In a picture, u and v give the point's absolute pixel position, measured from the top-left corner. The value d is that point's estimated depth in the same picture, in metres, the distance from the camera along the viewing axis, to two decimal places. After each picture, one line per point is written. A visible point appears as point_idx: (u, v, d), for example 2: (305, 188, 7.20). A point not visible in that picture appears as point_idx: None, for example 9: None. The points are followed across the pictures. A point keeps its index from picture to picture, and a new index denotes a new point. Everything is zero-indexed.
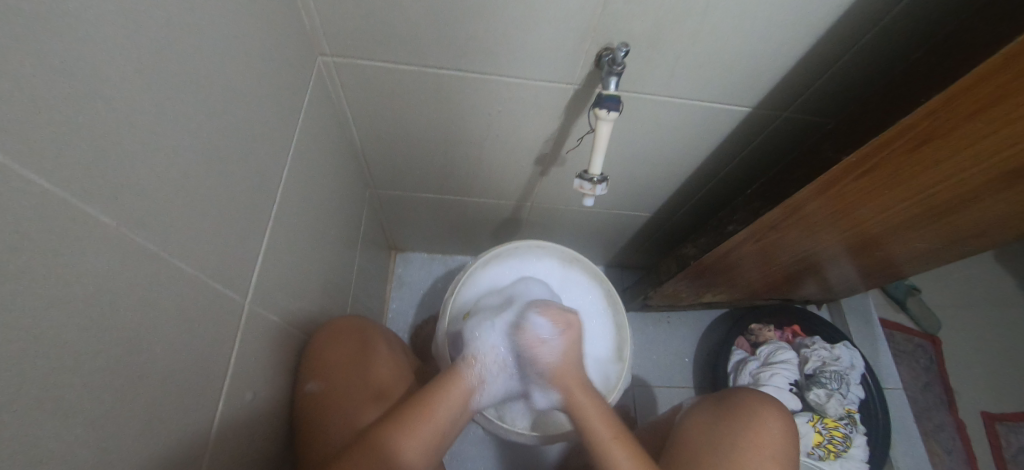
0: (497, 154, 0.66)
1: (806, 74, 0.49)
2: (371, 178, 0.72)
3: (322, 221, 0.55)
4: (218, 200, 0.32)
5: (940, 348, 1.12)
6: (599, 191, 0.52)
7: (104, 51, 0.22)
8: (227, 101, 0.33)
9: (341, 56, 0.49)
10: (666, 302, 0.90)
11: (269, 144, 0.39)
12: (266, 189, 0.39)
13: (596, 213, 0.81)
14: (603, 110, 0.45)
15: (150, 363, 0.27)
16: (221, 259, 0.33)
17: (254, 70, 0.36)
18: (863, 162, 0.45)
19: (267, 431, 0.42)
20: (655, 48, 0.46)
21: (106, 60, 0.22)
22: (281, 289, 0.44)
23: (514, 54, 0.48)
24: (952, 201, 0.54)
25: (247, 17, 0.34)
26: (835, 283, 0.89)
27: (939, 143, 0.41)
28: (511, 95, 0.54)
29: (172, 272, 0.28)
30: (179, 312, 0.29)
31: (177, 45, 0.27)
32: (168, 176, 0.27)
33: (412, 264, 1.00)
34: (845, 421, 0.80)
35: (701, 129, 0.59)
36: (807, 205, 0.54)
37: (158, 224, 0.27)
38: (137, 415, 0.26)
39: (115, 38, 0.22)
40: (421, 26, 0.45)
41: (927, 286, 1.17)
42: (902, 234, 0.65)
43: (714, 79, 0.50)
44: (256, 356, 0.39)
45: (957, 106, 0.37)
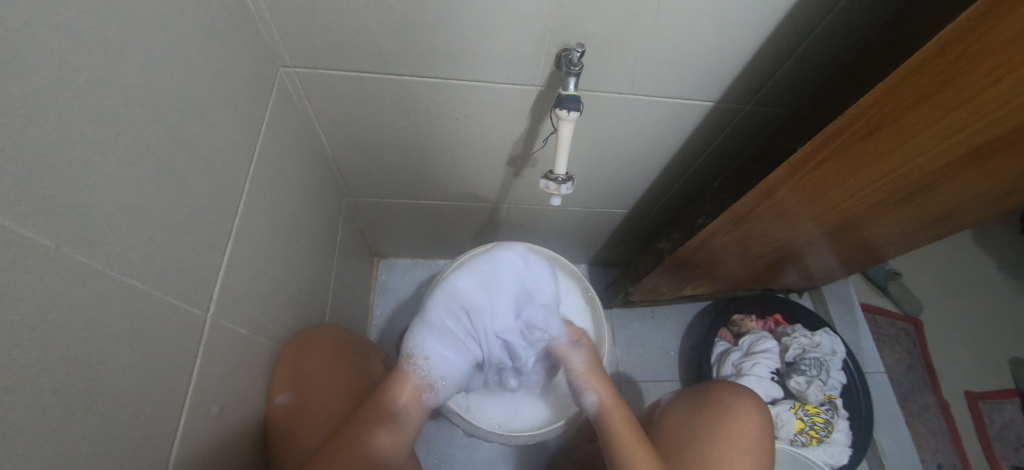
0: (469, 158, 0.67)
1: (762, 67, 0.50)
2: (346, 187, 0.72)
3: (294, 232, 0.55)
4: (173, 215, 0.32)
5: (922, 330, 1.14)
6: (565, 190, 0.52)
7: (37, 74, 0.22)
8: (179, 117, 0.33)
9: (303, 66, 0.49)
10: (648, 297, 0.90)
11: (229, 157, 0.40)
12: (228, 202, 0.40)
13: (574, 212, 0.82)
14: (564, 110, 0.46)
15: (104, 381, 0.27)
16: (179, 273, 0.33)
17: (208, 85, 0.36)
18: (821, 152, 0.46)
19: (239, 444, 0.42)
20: (613, 48, 0.47)
21: (40, 83, 0.22)
22: (250, 301, 0.44)
23: (474, 59, 0.49)
24: (913, 187, 0.55)
25: (197, 33, 0.34)
26: (813, 270, 0.90)
27: (890, 129, 0.43)
28: (476, 99, 0.55)
29: (124, 290, 0.28)
30: (135, 328, 0.29)
31: (117, 63, 0.27)
32: (114, 194, 0.27)
33: (395, 270, 1.00)
34: (826, 406, 0.81)
35: (666, 126, 0.60)
36: (772, 197, 0.55)
37: (106, 241, 0.27)
38: (92, 434, 0.26)
39: (50, 62, 0.22)
40: (380, 34, 0.46)
41: (907, 270, 1.19)
42: (870, 221, 0.66)
43: (674, 76, 0.51)
44: (223, 369, 0.39)
45: (902, 91, 0.38)
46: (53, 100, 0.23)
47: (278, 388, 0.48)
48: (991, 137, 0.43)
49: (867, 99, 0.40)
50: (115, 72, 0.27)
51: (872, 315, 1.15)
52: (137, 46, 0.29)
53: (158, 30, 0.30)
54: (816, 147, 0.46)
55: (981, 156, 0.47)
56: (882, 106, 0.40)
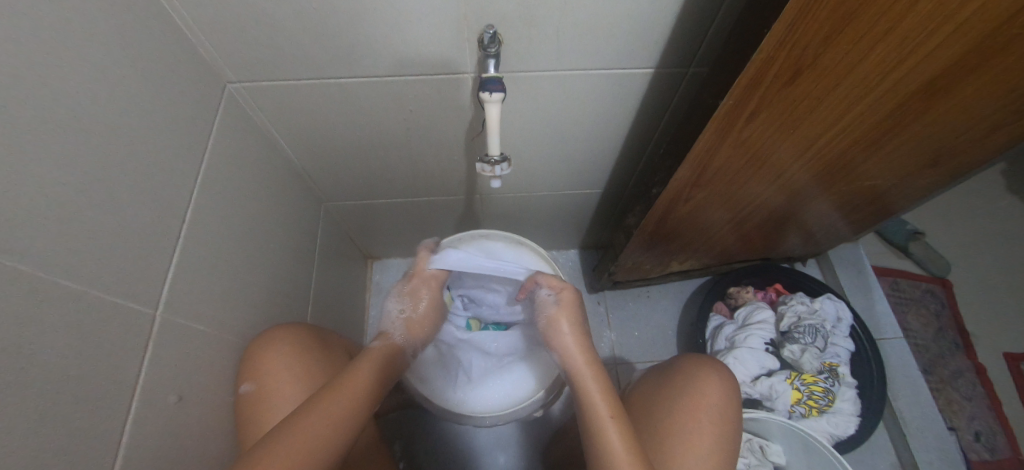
0: (428, 153, 0.69)
1: (692, 26, 0.49)
2: (321, 192, 0.76)
3: (261, 235, 0.59)
4: (110, 223, 0.36)
5: (951, 290, 1.05)
6: (501, 172, 0.53)
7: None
8: (108, 134, 0.36)
9: (248, 80, 0.53)
10: (635, 275, 0.89)
11: (171, 169, 0.43)
12: (174, 211, 0.43)
13: (546, 196, 0.82)
14: (486, 93, 0.47)
15: (45, 368, 0.30)
16: (122, 275, 0.37)
17: (142, 106, 0.40)
18: (750, 101, 0.44)
19: (204, 430, 0.46)
20: (529, 24, 0.47)
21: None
22: (209, 301, 0.47)
23: (402, 53, 0.50)
24: (873, 127, 0.52)
25: (126, 60, 0.38)
26: (814, 230, 0.86)
27: (812, 70, 0.41)
28: (415, 92, 0.57)
29: (61, 290, 0.31)
30: (76, 325, 0.33)
31: (41, 94, 0.30)
32: (43, 207, 0.30)
33: (389, 270, 1.04)
34: (825, 374, 0.76)
35: (611, 98, 0.59)
36: (721, 152, 0.53)
37: (34, 250, 0.30)
38: (40, 416, 0.29)
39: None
40: (306, 41, 0.48)
41: (929, 227, 1.11)
42: (848, 167, 0.63)
43: (601, 46, 0.51)
44: (179, 362, 0.42)
45: (805, 27, 0.36)
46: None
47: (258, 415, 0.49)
48: (942, 59, 0.41)
49: (771, 41, 0.38)
50: (43, 99, 0.30)
51: (893, 280, 1.06)
52: (60, 72, 0.32)
53: (82, 57, 0.34)
54: (740, 98, 0.44)
55: (932, 81, 0.44)
56: (792, 46, 0.38)
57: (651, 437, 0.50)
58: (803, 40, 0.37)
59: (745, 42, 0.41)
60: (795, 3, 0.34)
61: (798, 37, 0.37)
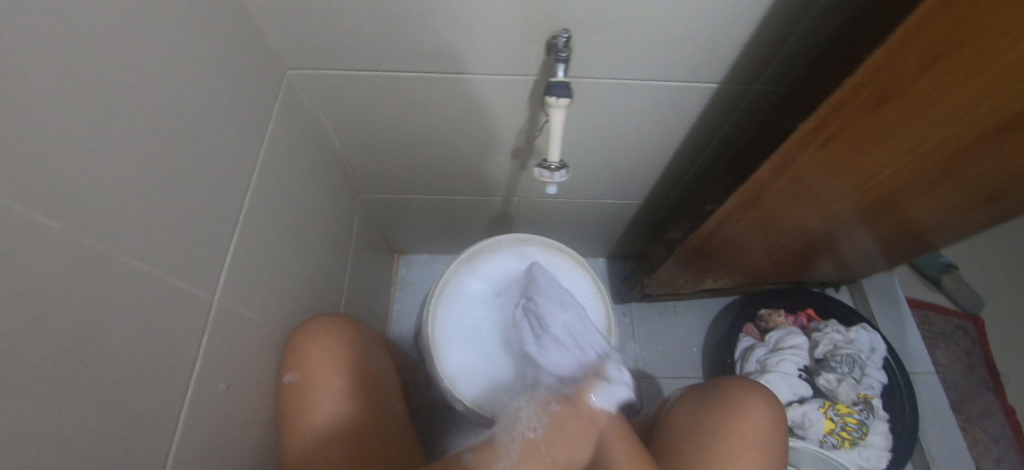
0: (473, 152, 0.68)
1: (765, 44, 0.48)
2: (360, 184, 0.75)
3: (305, 224, 0.58)
4: (176, 205, 0.35)
5: (983, 329, 1.03)
6: (559, 178, 0.52)
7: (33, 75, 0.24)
8: (178, 116, 0.35)
9: (307, 68, 0.52)
10: (666, 290, 0.88)
11: (232, 154, 0.42)
12: (232, 196, 0.42)
13: (584, 203, 0.81)
14: (553, 97, 0.46)
15: (106, 351, 0.29)
16: (183, 260, 0.36)
17: (210, 88, 0.39)
18: (829, 125, 0.44)
19: (248, 420, 0.45)
20: (601, 31, 0.46)
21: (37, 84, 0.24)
22: (257, 289, 0.47)
23: (467, 52, 0.50)
24: (941, 164, 0.51)
25: (199, 41, 0.37)
26: (850, 259, 0.84)
27: (900, 100, 0.40)
28: (473, 91, 0.56)
29: (128, 272, 0.31)
30: (139, 308, 0.32)
31: (120, 70, 0.30)
32: (114, 186, 0.29)
33: (414, 265, 1.03)
34: (860, 406, 0.75)
35: (669, 110, 0.58)
36: (785, 175, 0.52)
37: (105, 230, 0.29)
38: (98, 400, 0.29)
39: (43, 59, 0.24)
40: (371, 32, 0.47)
41: (964, 261, 1.09)
42: (906, 200, 0.61)
43: (670, 58, 0.50)
44: (229, 350, 0.42)
45: (906, 55, 0.35)
46: (47, 97, 0.25)
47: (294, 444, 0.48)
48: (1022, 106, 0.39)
49: (869, 65, 0.37)
50: (122, 76, 0.30)
51: (922, 312, 1.05)
52: (140, 49, 0.31)
53: (161, 36, 0.33)
54: (819, 122, 0.44)
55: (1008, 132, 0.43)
56: (887, 72, 0.37)
57: (696, 459, 0.49)
58: (897, 68, 0.37)
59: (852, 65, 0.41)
60: (899, 31, 0.34)
61: (898, 63, 0.36)
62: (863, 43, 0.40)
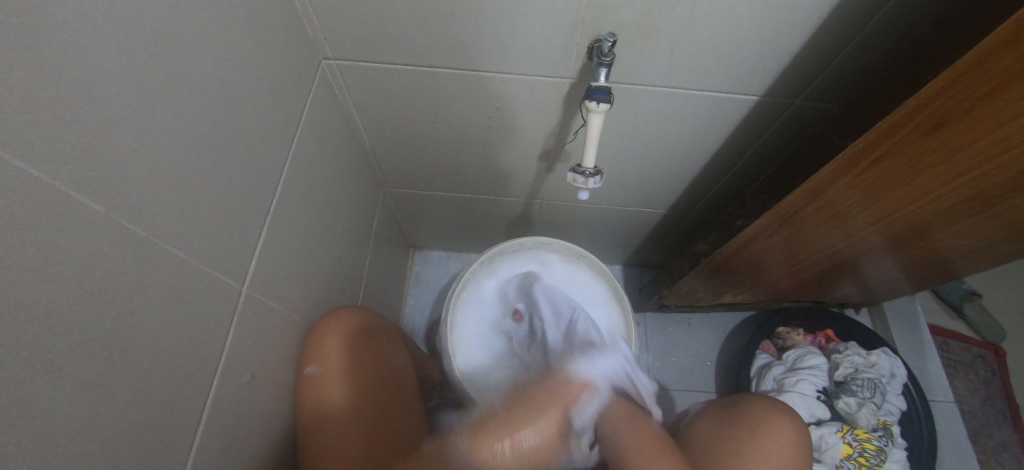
0: (501, 152, 0.67)
1: (813, 59, 0.47)
2: (384, 178, 0.75)
3: (330, 216, 0.58)
4: (212, 192, 0.35)
5: (1003, 359, 1.00)
6: (593, 184, 0.51)
7: (75, 51, 0.23)
8: (218, 101, 0.35)
9: (342, 59, 0.52)
10: (684, 302, 0.87)
11: (266, 142, 0.42)
12: (265, 185, 0.42)
13: (607, 210, 0.80)
14: (593, 102, 0.45)
15: (139, 336, 0.29)
16: (215, 247, 0.36)
17: (249, 75, 0.39)
18: (879, 145, 0.43)
19: (269, 412, 0.44)
20: (646, 37, 0.45)
21: (79, 60, 0.23)
22: (282, 279, 0.46)
23: (506, 51, 0.49)
24: (986, 195, 0.49)
25: (242, 27, 0.37)
26: (873, 283, 0.82)
27: (958, 126, 0.38)
28: (507, 91, 0.55)
29: (165, 257, 0.30)
30: (173, 294, 0.32)
31: (165, 54, 0.29)
32: (155, 170, 0.29)
33: (430, 262, 1.03)
34: (879, 432, 0.73)
35: (705, 121, 0.57)
36: (824, 194, 0.51)
37: (145, 213, 0.29)
38: (127, 385, 0.28)
39: (82, 30, 0.23)
40: (410, 27, 0.47)
41: (988, 290, 1.06)
42: (944, 228, 0.59)
43: (714, 68, 0.48)
44: (254, 340, 0.41)
45: (970, 82, 0.34)
46: (91, 76, 0.24)
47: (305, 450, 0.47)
48: None
49: (931, 87, 0.36)
50: (167, 59, 0.29)
51: (942, 339, 1.02)
52: (186, 33, 0.31)
53: (205, 18, 0.32)
54: (870, 142, 0.43)
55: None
56: (949, 96, 0.36)
57: None
58: (960, 94, 0.36)
59: (907, 87, 0.40)
60: (970, 54, 0.33)
61: (962, 87, 0.35)
62: (923, 66, 0.39)
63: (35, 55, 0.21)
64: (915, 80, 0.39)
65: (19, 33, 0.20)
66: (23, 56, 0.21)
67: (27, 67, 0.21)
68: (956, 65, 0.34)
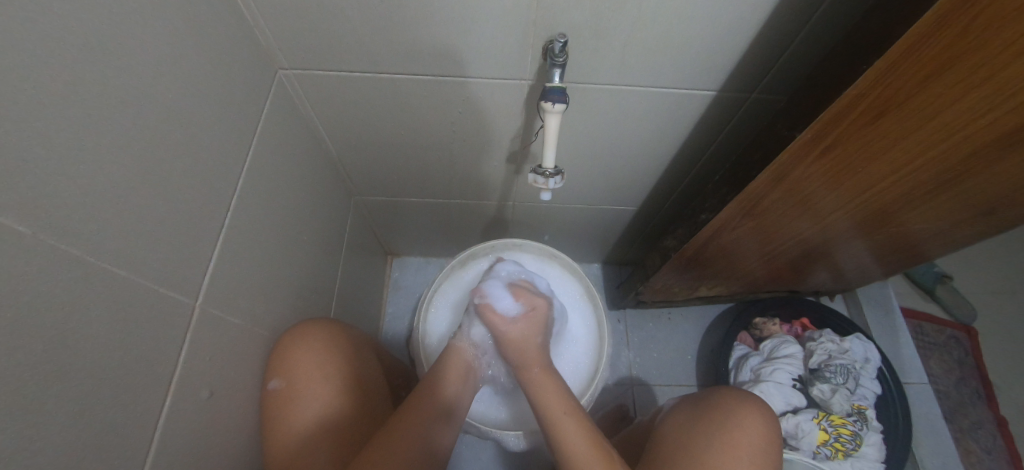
0: (468, 156, 0.67)
1: (763, 52, 0.47)
2: (353, 186, 0.74)
3: (295, 226, 0.57)
4: (159, 208, 0.34)
5: (977, 340, 1.03)
6: (554, 184, 0.51)
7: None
8: (163, 116, 0.34)
9: (298, 68, 0.51)
10: (660, 297, 0.88)
11: (219, 155, 0.41)
12: (219, 198, 0.41)
13: (579, 209, 0.80)
14: (548, 103, 0.45)
15: (82, 358, 0.28)
16: (166, 263, 0.35)
17: (198, 88, 0.38)
18: (828, 134, 0.44)
19: (231, 428, 0.44)
20: (597, 37, 0.45)
21: (0, 81, 0.23)
22: (243, 293, 0.46)
23: (462, 54, 0.49)
24: (939, 178, 0.50)
25: (187, 40, 0.37)
26: (845, 269, 0.84)
27: (901, 111, 0.40)
28: (467, 95, 0.55)
29: (107, 276, 0.30)
30: (118, 314, 0.31)
31: (100, 69, 0.29)
32: (92, 188, 0.29)
33: (408, 268, 1.02)
34: (854, 417, 0.75)
35: (665, 118, 0.57)
36: (784, 183, 0.52)
37: (83, 232, 0.28)
38: (71, 409, 0.28)
39: (3, 49, 0.23)
40: (365, 34, 0.47)
41: (958, 272, 1.09)
42: (905, 212, 0.60)
43: (668, 66, 0.49)
44: (213, 355, 0.41)
45: (905, 67, 0.36)
46: (18, 96, 0.24)
47: (270, 453, 0.47)
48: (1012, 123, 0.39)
49: (868, 75, 0.37)
50: (102, 75, 0.29)
51: (916, 323, 1.04)
52: (123, 48, 0.30)
53: (142, 32, 0.32)
54: (819, 132, 0.44)
55: (1005, 146, 0.42)
56: (886, 83, 0.37)
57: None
58: (897, 81, 0.37)
59: (847, 77, 0.41)
60: (900, 42, 0.34)
61: (898, 73, 0.36)
62: (861, 53, 0.39)
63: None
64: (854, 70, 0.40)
65: None
66: None
67: None
68: (888, 54, 0.35)
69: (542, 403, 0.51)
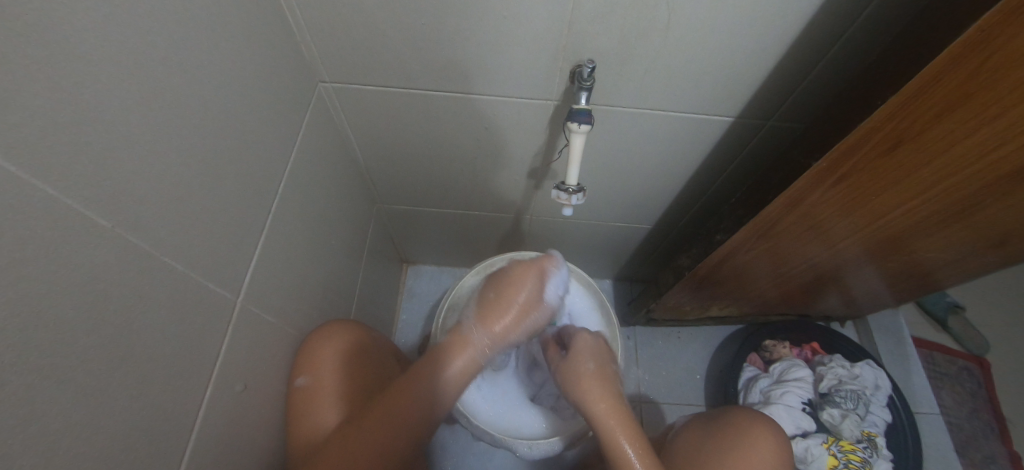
0: (492, 170, 0.69)
1: (783, 81, 0.49)
2: (377, 194, 0.77)
3: (324, 231, 0.59)
4: (211, 208, 0.37)
5: (989, 372, 1.02)
6: (576, 200, 0.53)
7: (88, 77, 0.25)
8: (221, 122, 0.37)
9: (337, 82, 0.54)
10: (671, 315, 0.89)
11: (264, 160, 0.44)
12: (262, 202, 0.44)
13: (594, 225, 0.82)
14: (575, 123, 0.47)
15: (138, 344, 0.30)
16: (214, 259, 0.37)
17: (252, 98, 0.41)
18: (844, 163, 0.46)
19: (259, 422, 0.45)
20: (622, 63, 0.48)
21: (91, 88, 0.25)
22: (276, 291, 0.48)
23: (493, 74, 0.51)
24: (953, 208, 0.51)
25: (245, 54, 0.39)
26: (856, 295, 0.84)
27: (914, 144, 0.41)
28: (494, 112, 0.57)
29: (167, 270, 0.32)
30: (172, 304, 0.33)
31: (173, 80, 0.31)
32: (160, 187, 0.31)
33: (422, 276, 1.04)
34: (864, 444, 0.75)
35: (685, 141, 0.60)
36: (798, 207, 0.54)
37: (147, 227, 0.30)
38: (126, 392, 0.30)
39: (94, 60, 0.25)
40: (403, 53, 0.49)
41: (970, 303, 1.08)
42: (917, 240, 0.61)
43: (688, 93, 0.52)
44: (248, 350, 0.43)
45: (922, 101, 0.37)
46: (107, 102, 0.26)
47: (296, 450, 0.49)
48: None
49: (883, 109, 0.39)
50: (174, 84, 0.32)
51: (928, 352, 1.04)
52: (192, 60, 0.33)
53: (208, 46, 0.35)
54: (834, 160, 0.46)
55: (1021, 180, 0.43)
56: (902, 116, 0.39)
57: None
58: (912, 115, 0.39)
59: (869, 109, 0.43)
60: (918, 77, 0.36)
61: (915, 107, 0.38)
62: (880, 86, 0.41)
63: (51, 85, 0.23)
64: (870, 102, 0.42)
65: (40, 62, 0.22)
66: (44, 80, 0.23)
67: (52, 95, 0.23)
68: (906, 89, 0.37)
69: (614, 447, 0.51)
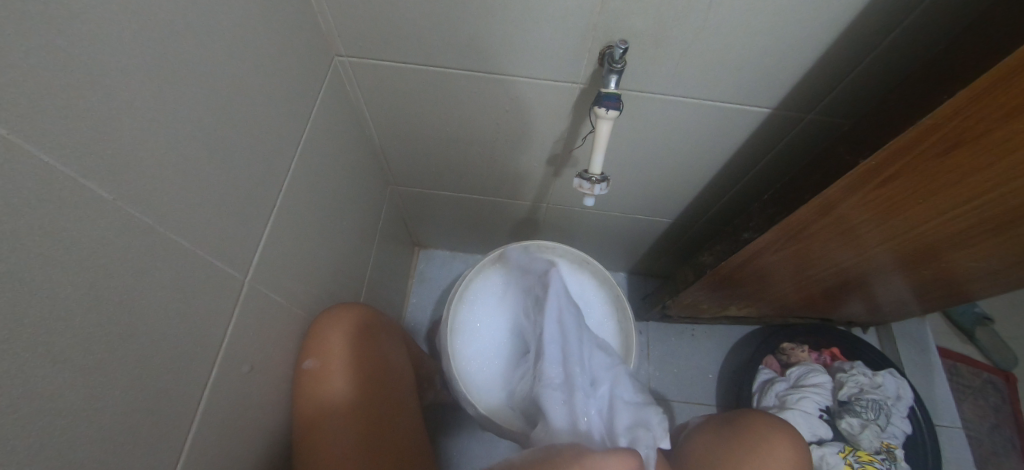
0: (510, 154, 0.67)
1: (831, 70, 0.46)
2: (391, 176, 0.75)
3: (336, 211, 0.58)
4: (219, 184, 0.35)
5: (1015, 386, 0.98)
6: (599, 190, 0.51)
7: (85, 37, 0.23)
8: (231, 93, 0.35)
9: (354, 56, 0.52)
10: (687, 313, 0.87)
11: (275, 136, 0.42)
12: (272, 179, 0.42)
13: (613, 217, 0.79)
14: (602, 108, 0.44)
15: (140, 322, 0.29)
16: (220, 237, 0.36)
17: (264, 69, 0.39)
18: (892, 164, 0.42)
19: (264, 404, 0.45)
20: (657, 45, 0.45)
21: (90, 50, 0.23)
22: (285, 272, 0.46)
23: (517, 54, 0.48)
24: (1005, 217, 0.47)
25: (258, 21, 0.37)
26: (883, 303, 0.81)
27: (975, 145, 0.38)
28: (516, 94, 0.55)
29: (171, 246, 0.31)
30: (177, 283, 0.32)
31: (181, 46, 0.29)
32: (167, 159, 0.30)
33: (434, 261, 1.03)
34: (882, 455, 0.73)
35: (716, 133, 0.56)
36: (836, 210, 0.50)
37: (151, 201, 0.29)
38: (128, 372, 0.29)
39: (94, 19, 0.23)
40: (424, 27, 0.47)
41: (1002, 314, 1.03)
42: (959, 249, 0.57)
43: (726, 81, 0.48)
44: (254, 331, 0.42)
45: (990, 100, 0.34)
46: (108, 66, 0.25)
47: (302, 434, 0.48)
48: None
49: (944, 107, 0.36)
50: (182, 50, 0.30)
51: (951, 363, 1.00)
52: (202, 25, 0.31)
53: (220, 12, 0.33)
54: (881, 161, 0.42)
55: None
56: (965, 115, 0.36)
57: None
58: (977, 114, 0.35)
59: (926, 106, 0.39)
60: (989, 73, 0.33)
61: (980, 105, 0.34)
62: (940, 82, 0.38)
63: (45, 44, 0.21)
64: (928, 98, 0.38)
65: (35, 19, 0.21)
66: (37, 38, 0.21)
67: (48, 54, 0.21)
68: (973, 85, 0.34)
69: None
